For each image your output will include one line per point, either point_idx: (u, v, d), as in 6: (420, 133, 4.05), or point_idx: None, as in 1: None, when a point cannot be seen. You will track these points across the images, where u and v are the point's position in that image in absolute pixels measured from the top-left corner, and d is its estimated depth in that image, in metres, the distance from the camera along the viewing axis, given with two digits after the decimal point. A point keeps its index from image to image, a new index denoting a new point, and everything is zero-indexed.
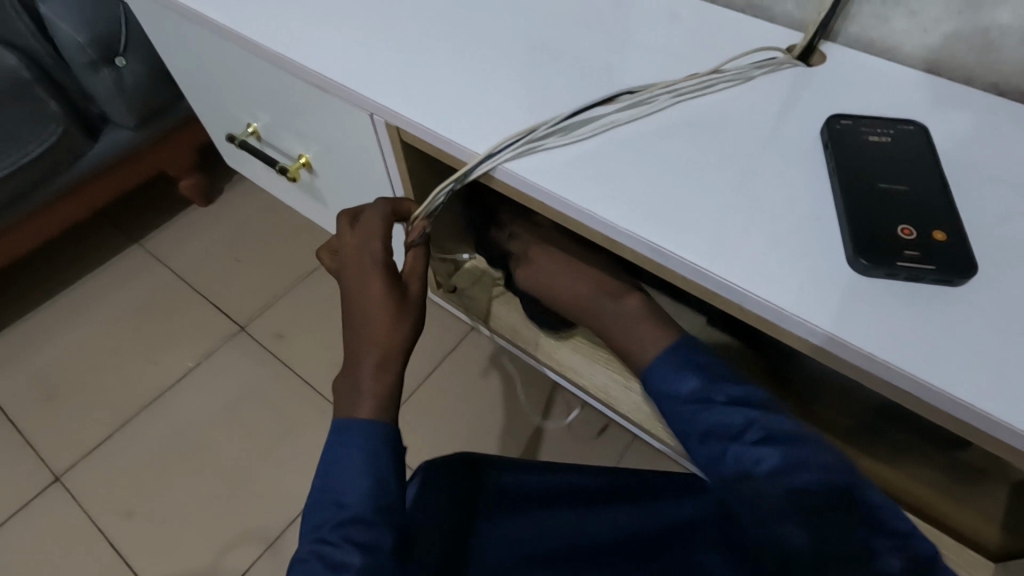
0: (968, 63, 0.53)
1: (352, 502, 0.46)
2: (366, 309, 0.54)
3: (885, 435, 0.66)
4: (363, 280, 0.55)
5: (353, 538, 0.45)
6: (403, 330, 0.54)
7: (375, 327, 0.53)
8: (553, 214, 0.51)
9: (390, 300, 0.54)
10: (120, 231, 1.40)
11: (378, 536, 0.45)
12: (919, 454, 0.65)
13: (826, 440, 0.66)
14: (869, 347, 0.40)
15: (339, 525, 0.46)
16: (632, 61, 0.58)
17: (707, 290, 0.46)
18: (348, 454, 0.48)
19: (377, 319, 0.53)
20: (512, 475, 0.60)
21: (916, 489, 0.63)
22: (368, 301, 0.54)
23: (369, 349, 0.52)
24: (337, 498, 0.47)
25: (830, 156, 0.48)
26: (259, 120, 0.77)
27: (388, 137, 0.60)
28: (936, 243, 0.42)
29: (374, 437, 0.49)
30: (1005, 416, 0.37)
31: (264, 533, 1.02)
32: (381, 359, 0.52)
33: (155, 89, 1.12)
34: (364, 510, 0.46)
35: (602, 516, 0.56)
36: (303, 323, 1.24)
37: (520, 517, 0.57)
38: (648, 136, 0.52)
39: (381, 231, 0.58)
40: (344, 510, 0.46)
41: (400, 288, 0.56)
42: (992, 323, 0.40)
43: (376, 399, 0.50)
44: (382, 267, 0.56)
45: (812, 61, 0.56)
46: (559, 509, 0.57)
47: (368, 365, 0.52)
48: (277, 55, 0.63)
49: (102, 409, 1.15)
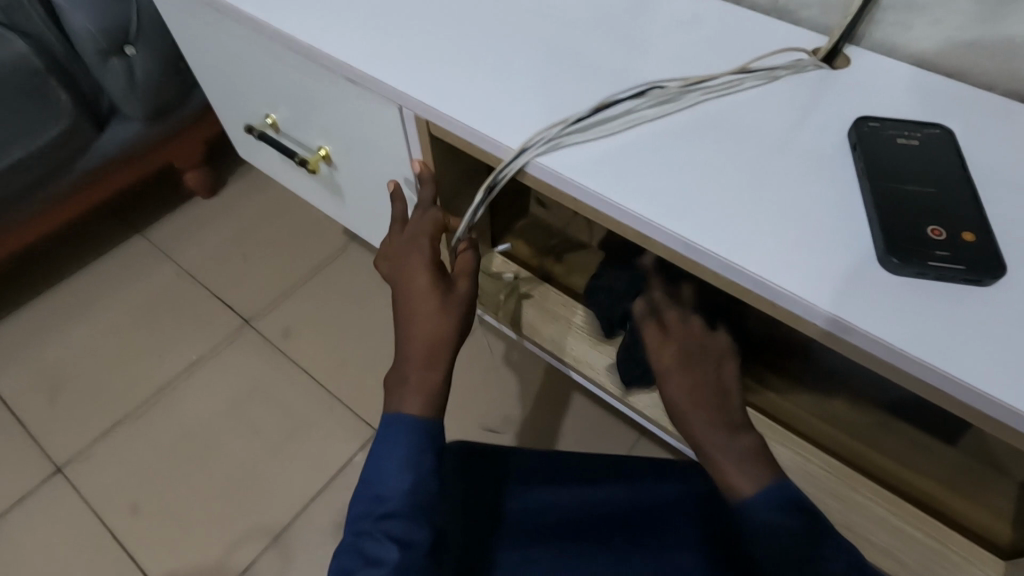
0: (989, 70, 0.54)
1: (391, 496, 0.46)
2: (413, 303, 0.55)
3: (893, 429, 0.68)
4: (410, 275, 0.56)
5: (390, 533, 0.45)
6: (451, 325, 0.54)
7: (423, 322, 0.53)
8: (584, 210, 0.52)
9: (437, 294, 0.55)
10: (126, 223, 1.39)
11: (414, 532, 0.45)
12: (929, 448, 0.66)
13: (833, 433, 0.69)
14: (899, 343, 0.40)
15: (378, 518, 0.46)
16: (659, 61, 0.59)
17: (736, 285, 0.46)
18: (390, 447, 0.48)
19: (425, 314, 0.54)
20: (522, 458, 0.66)
21: (921, 483, 0.65)
22: (415, 296, 0.55)
23: (417, 344, 0.53)
24: (376, 491, 0.47)
25: (857, 158, 0.49)
26: (278, 113, 0.78)
27: (416, 130, 0.60)
28: (962, 243, 0.43)
29: (418, 432, 0.49)
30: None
31: (270, 527, 1.02)
32: (429, 355, 0.52)
33: (166, 80, 1.12)
34: (403, 505, 0.46)
35: (605, 492, 0.62)
36: (309, 318, 1.24)
37: (534, 492, 0.63)
38: (677, 133, 0.52)
39: (427, 230, 0.60)
40: (383, 504, 0.46)
41: (447, 283, 0.56)
42: (1012, 321, 0.41)
43: (422, 395, 0.51)
44: (427, 263, 0.57)
45: (836, 65, 0.57)
46: (567, 489, 0.63)
47: (416, 360, 0.52)
48: (305, 46, 0.63)
49: (105, 402, 1.15)
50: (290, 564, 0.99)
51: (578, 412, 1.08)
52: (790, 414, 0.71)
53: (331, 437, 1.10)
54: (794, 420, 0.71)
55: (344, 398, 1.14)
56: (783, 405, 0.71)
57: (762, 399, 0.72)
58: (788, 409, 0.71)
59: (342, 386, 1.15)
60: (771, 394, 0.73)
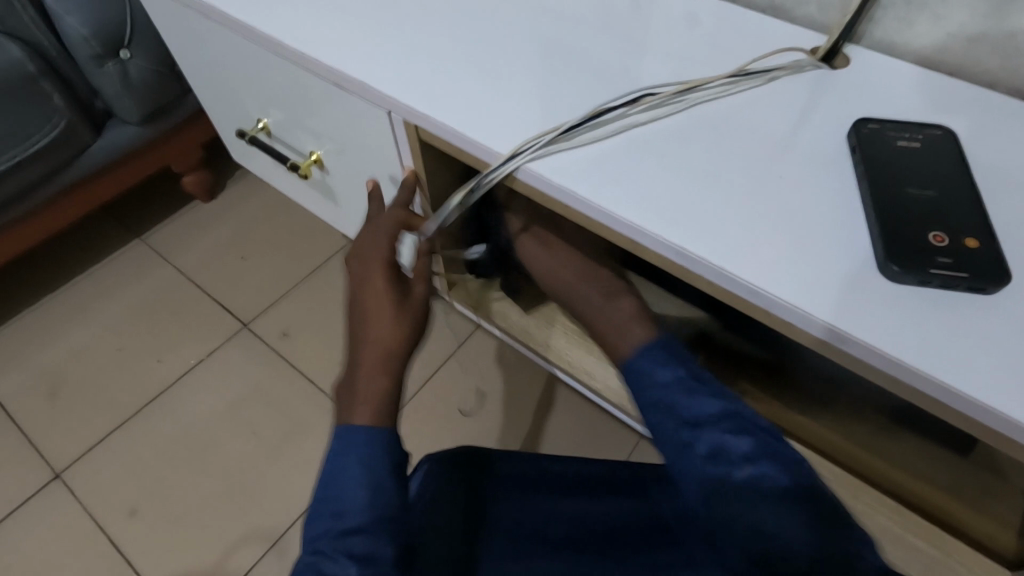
0: (993, 68, 0.53)
1: (349, 511, 0.45)
2: (369, 307, 0.56)
3: (902, 438, 0.67)
4: (369, 280, 0.57)
5: (350, 550, 0.43)
6: (405, 333, 0.55)
7: (378, 328, 0.54)
8: (574, 215, 0.50)
9: (393, 301, 0.56)
10: (123, 226, 1.39)
11: (377, 547, 0.44)
12: (937, 457, 0.65)
13: (835, 440, 0.68)
14: (900, 353, 0.39)
15: (336, 536, 0.44)
16: (653, 61, 0.58)
17: (732, 294, 0.45)
18: (349, 458, 0.47)
19: (381, 320, 0.55)
20: (512, 466, 0.62)
21: (936, 497, 0.63)
22: (371, 301, 0.56)
23: (370, 350, 0.54)
24: (334, 508, 0.46)
25: (856, 161, 0.48)
26: (269, 117, 0.77)
27: (405, 135, 0.59)
28: (965, 250, 0.42)
29: (377, 443, 0.48)
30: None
31: (269, 533, 1.01)
32: (377, 365, 0.53)
33: (162, 83, 1.11)
34: (363, 520, 0.45)
35: (598, 506, 0.59)
36: (306, 321, 1.23)
37: (520, 502, 0.60)
38: (672, 136, 0.51)
39: (389, 235, 0.60)
40: (341, 521, 0.45)
41: (403, 289, 0.58)
42: (1018, 330, 0.40)
43: (371, 404, 0.51)
44: (385, 269, 0.58)
45: (835, 64, 0.56)
46: (557, 499, 0.60)
47: (365, 370, 0.53)
48: (293, 50, 0.62)
49: (104, 407, 1.14)
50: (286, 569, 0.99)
51: (575, 415, 1.07)
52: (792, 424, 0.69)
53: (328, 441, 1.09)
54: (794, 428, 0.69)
55: None
56: (783, 413, 0.70)
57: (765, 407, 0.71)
58: (788, 419, 0.70)
59: None
60: (769, 404, 0.70)
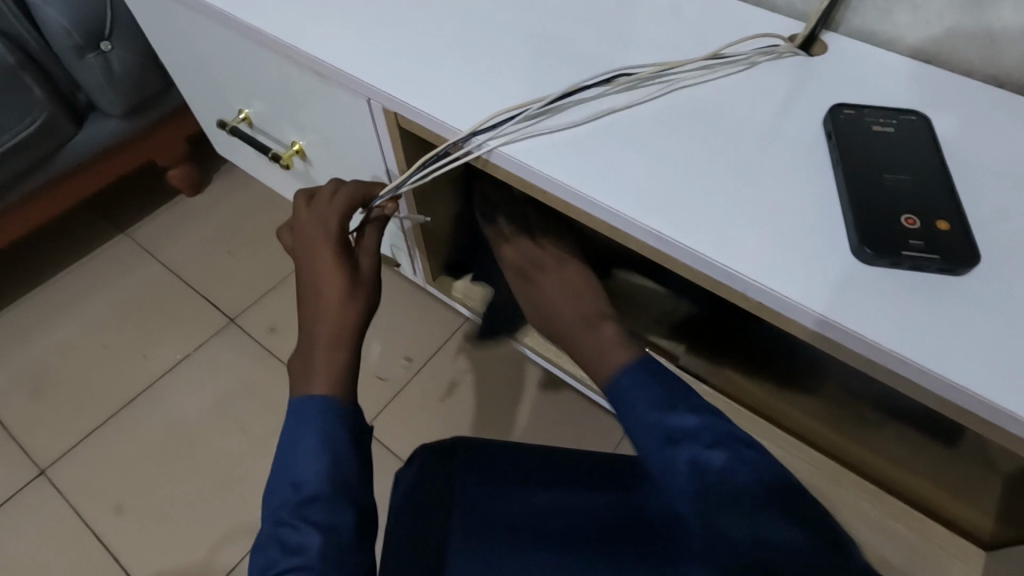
0: (968, 57, 0.53)
1: (307, 482, 0.45)
2: (319, 282, 0.55)
3: (884, 426, 0.69)
4: (317, 255, 0.56)
5: (311, 518, 0.44)
6: (355, 306, 0.55)
7: (329, 303, 0.54)
8: (553, 202, 0.51)
9: (343, 276, 0.55)
10: (107, 221, 1.37)
11: (337, 516, 0.44)
12: (923, 447, 0.67)
13: (810, 422, 0.71)
14: (870, 334, 0.40)
15: (297, 506, 0.45)
16: (634, 49, 0.58)
17: (707, 278, 0.45)
18: (306, 429, 0.48)
19: (332, 294, 0.54)
20: (480, 448, 0.62)
21: (920, 486, 0.66)
22: (320, 275, 0.55)
23: (323, 324, 0.53)
24: (292, 479, 0.46)
25: (832, 147, 0.48)
26: (251, 108, 0.76)
27: (385, 123, 0.59)
28: (937, 233, 0.42)
29: (331, 415, 0.49)
30: (999, 400, 0.37)
31: (255, 528, 1.01)
32: (334, 339, 0.53)
33: (145, 76, 1.10)
34: (320, 490, 0.45)
35: (567, 489, 0.59)
36: (293, 315, 1.22)
37: (487, 483, 0.59)
38: (651, 121, 0.51)
39: (339, 209, 0.59)
40: (300, 491, 0.45)
41: (352, 264, 0.57)
42: (989, 312, 0.40)
43: (330, 377, 0.51)
44: (333, 242, 0.57)
45: (813, 52, 0.56)
46: (526, 480, 0.59)
47: (322, 344, 0.52)
48: (272, 38, 0.62)
49: (89, 403, 1.13)
50: None
51: (562, 409, 1.06)
52: (767, 399, 0.74)
53: None
54: (766, 406, 0.73)
55: None
56: (754, 390, 0.74)
57: (740, 388, 0.75)
58: (761, 395, 0.74)
59: None
60: (745, 383, 0.75)
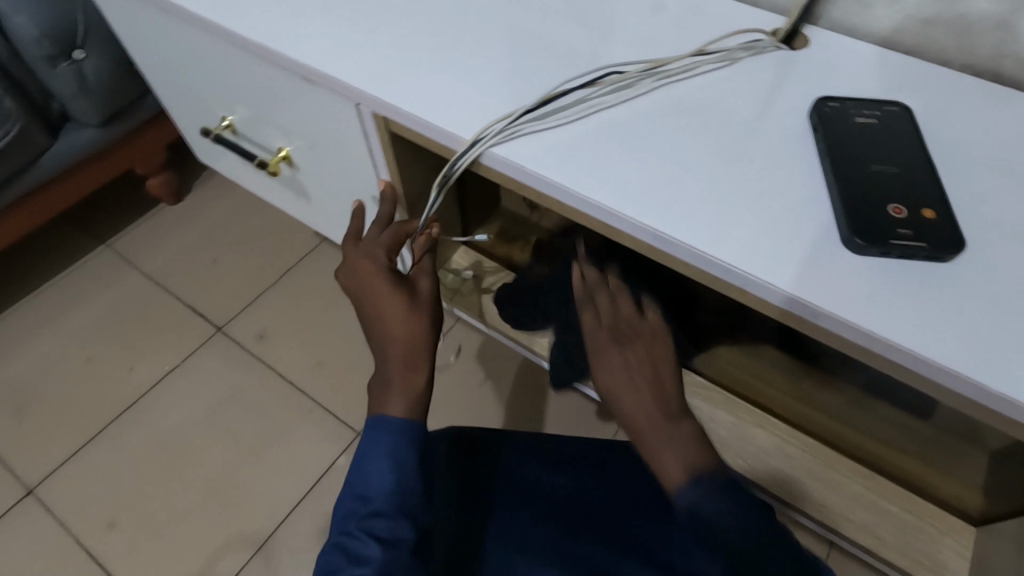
0: (945, 46, 0.55)
1: (375, 496, 0.47)
2: (382, 308, 0.55)
3: (863, 405, 0.72)
4: (374, 284, 0.56)
5: (374, 531, 0.45)
6: (423, 325, 0.55)
7: (397, 326, 0.54)
8: (549, 202, 0.51)
9: (405, 299, 0.55)
10: (87, 233, 1.35)
11: (399, 530, 0.45)
12: (905, 425, 0.70)
13: (788, 402, 0.75)
14: (866, 323, 0.41)
15: (362, 518, 0.46)
16: (620, 47, 0.58)
17: (704, 273, 0.46)
18: (376, 447, 0.49)
19: (399, 318, 0.54)
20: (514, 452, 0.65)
21: (911, 466, 0.69)
22: (382, 302, 0.55)
23: (395, 348, 0.53)
24: (360, 492, 0.47)
25: (819, 139, 0.49)
26: (234, 114, 0.75)
27: (375, 127, 0.59)
28: (924, 221, 0.43)
29: (406, 435, 0.50)
30: (992, 381, 0.38)
31: (255, 536, 1.00)
32: (407, 360, 0.53)
33: (120, 83, 1.08)
34: (387, 505, 0.46)
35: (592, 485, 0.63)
36: (283, 321, 1.21)
37: (513, 486, 0.63)
38: (640, 119, 0.52)
39: (383, 243, 0.60)
40: (367, 504, 0.46)
41: (409, 286, 0.57)
42: (978, 297, 0.41)
43: (407, 397, 0.51)
44: (386, 271, 0.57)
45: (796, 46, 0.57)
46: (557, 478, 0.64)
47: (396, 367, 0.52)
48: (255, 44, 0.61)
49: (76, 418, 1.11)
50: (276, 570, 0.98)
51: (557, 406, 1.07)
52: (745, 378, 0.76)
53: (314, 442, 1.08)
54: (746, 388, 0.76)
55: (323, 401, 1.12)
56: (732, 369, 0.77)
57: (738, 379, 0.77)
58: (739, 373, 0.77)
59: (321, 390, 1.13)
60: (723, 363, 0.77)
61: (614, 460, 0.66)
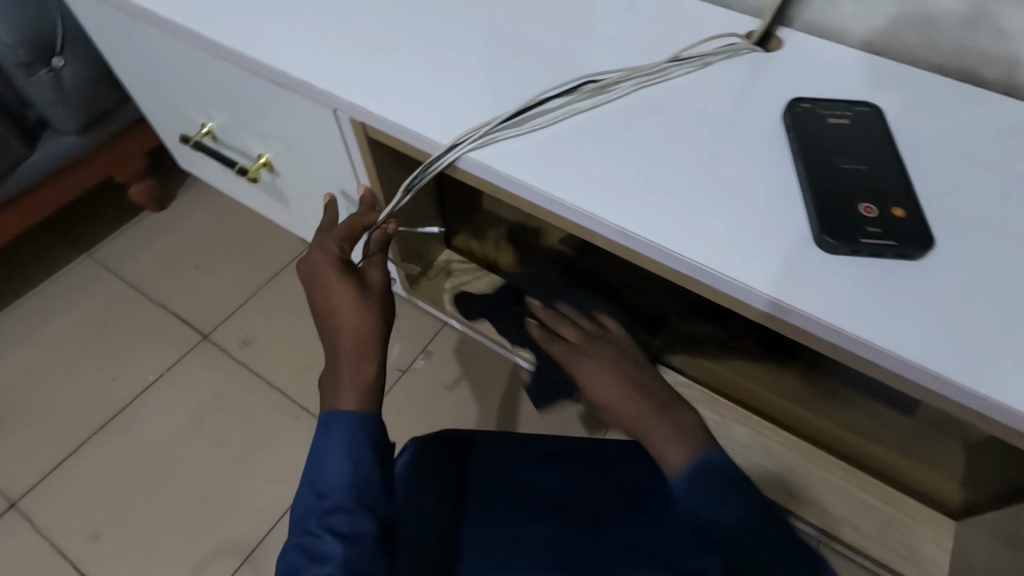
0: (915, 45, 0.56)
1: (332, 492, 0.47)
2: (331, 299, 0.55)
3: (862, 407, 0.71)
4: (323, 275, 0.57)
5: (334, 528, 0.45)
6: (373, 316, 0.55)
7: (346, 317, 0.54)
8: (525, 205, 0.51)
9: (353, 289, 0.56)
10: (68, 241, 1.33)
11: (359, 524, 0.46)
12: (894, 421, 0.69)
13: (778, 402, 0.75)
14: (835, 320, 0.41)
15: (321, 515, 0.46)
16: (597, 49, 0.58)
17: (680, 275, 0.46)
18: (331, 441, 0.49)
19: (347, 308, 0.55)
20: (485, 440, 0.65)
21: (889, 457, 0.69)
22: (331, 293, 0.55)
23: (344, 340, 0.53)
24: (317, 488, 0.47)
25: (791, 139, 0.50)
26: (212, 121, 0.75)
27: (353, 133, 0.59)
28: (893, 220, 0.44)
29: (357, 425, 0.50)
30: (945, 372, 0.39)
31: (242, 545, 0.99)
32: (357, 352, 0.53)
33: (99, 91, 1.07)
34: (343, 499, 0.46)
35: (561, 473, 0.63)
36: (269, 327, 1.21)
37: (485, 473, 0.63)
38: (613, 122, 0.52)
39: (335, 235, 0.61)
40: (325, 500, 0.47)
41: (360, 278, 0.57)
42: (944, 294, 0.42)
43: (357, 390, 0.51)
44: (336, 262, 0.58)
45: (769, 47, 0.58)
46: (528, 465, 0.63)
47: (346, 360, 0.52)
48: (229, 51, 0.61)
49: (59, 429, 1.10)
50: None
51: (546, 408, 1.07)
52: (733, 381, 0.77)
53: (301, 449, 1.07)
54: (735, 390, 0.77)
55: (310, 408, 1.11)
56: (726, 376, 0.77)
57: (728, 383, 0.77)
58: (726, 374, 0.77)
59: (308, 396, 1.12)
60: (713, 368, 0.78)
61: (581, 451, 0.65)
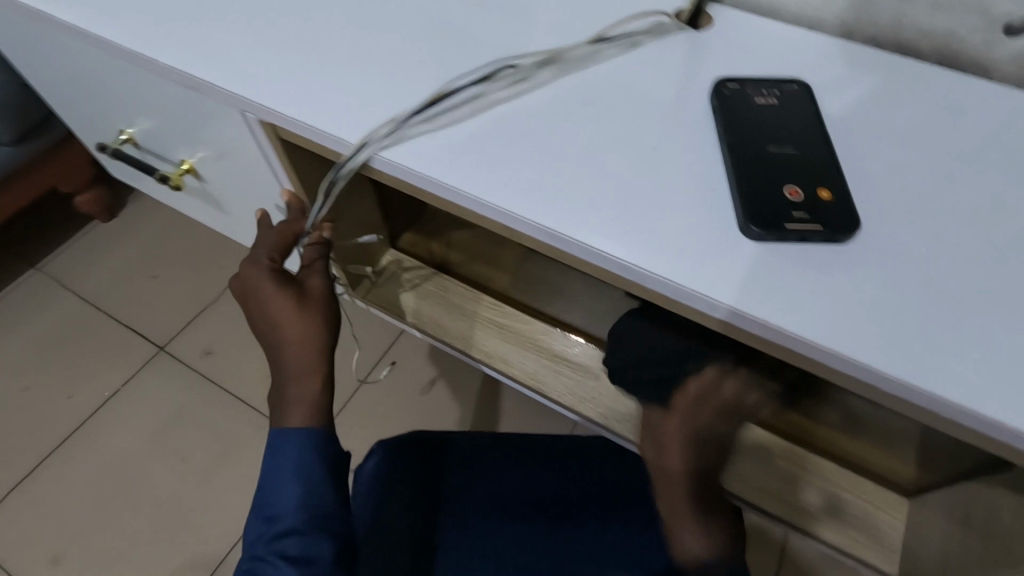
0: (847, 18, 0.54)
1: (284, 515, 0.46)
2: (268, 311, 0.52)
3: (835, 404, 0.73)
4: (258, 287, 0.53)
5: (285, 552, 0.44)
6: (315, 324, 0.52)
7: (286, 330, 0.52)
8: (447, 204, 0.49)
9: (291, 298, 0.52)
10: (14, 256, 1.28)
11: (313, 547, 0.44)
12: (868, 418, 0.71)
13: None
14: (762, 313, 0.40)
15: (271, 540, 0.45)
16: (523, 34, 0.56)
17: (608, 271, 0.45)
18: (282, 463, 0.48)
19: (286, 321, 0.52)
20: (463, 441, 0.65)
21: (850, 442, 0.70)
22: (267, 305, 0.52)
23: (287, 355, 0.51)
24: (269, 512, 0.47)
25: (718, 122, 0.48)
26: (133, 127, 0.72)
27: (266, 135, 0.56)
28: (820, 203, 0.43)
29: (308, 443, 0.49)
30: (878, 363, 0.38)
31: (208, 560, 0.97)
32: (301, 366, 0.51)
33: (26, 99, 1.03)
34: (297, 522, 0.45)
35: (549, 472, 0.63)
36: (228, 335, 1.17)
37: (470, 477, 0.63)
38: (536, 112, 0.50)
39: (269, 244, 0.58)
40: (276, 525, 0.46)
41: (298, 285, 0.54)
42: (877, 277, 0.41)
43: (306, 406, 0.50)
44: (270, 272, 0.54)
45: (699, 26, 0.56)
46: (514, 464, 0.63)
47: (292, 375, 0.51)
48: (134, 53, 0.57)
49: (12, 452, 1.06)
50: None
51: (513, 403, 1.06)
52: None
53: None
54: None
55: None
56: None
57: None
58: None
59: None
60: None
61: (567, 451, 0.64)
